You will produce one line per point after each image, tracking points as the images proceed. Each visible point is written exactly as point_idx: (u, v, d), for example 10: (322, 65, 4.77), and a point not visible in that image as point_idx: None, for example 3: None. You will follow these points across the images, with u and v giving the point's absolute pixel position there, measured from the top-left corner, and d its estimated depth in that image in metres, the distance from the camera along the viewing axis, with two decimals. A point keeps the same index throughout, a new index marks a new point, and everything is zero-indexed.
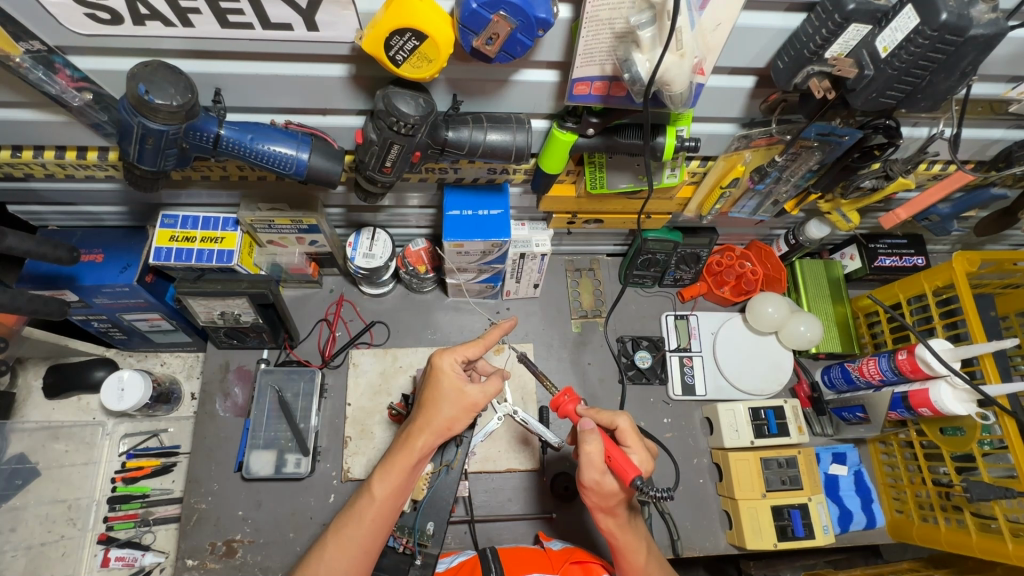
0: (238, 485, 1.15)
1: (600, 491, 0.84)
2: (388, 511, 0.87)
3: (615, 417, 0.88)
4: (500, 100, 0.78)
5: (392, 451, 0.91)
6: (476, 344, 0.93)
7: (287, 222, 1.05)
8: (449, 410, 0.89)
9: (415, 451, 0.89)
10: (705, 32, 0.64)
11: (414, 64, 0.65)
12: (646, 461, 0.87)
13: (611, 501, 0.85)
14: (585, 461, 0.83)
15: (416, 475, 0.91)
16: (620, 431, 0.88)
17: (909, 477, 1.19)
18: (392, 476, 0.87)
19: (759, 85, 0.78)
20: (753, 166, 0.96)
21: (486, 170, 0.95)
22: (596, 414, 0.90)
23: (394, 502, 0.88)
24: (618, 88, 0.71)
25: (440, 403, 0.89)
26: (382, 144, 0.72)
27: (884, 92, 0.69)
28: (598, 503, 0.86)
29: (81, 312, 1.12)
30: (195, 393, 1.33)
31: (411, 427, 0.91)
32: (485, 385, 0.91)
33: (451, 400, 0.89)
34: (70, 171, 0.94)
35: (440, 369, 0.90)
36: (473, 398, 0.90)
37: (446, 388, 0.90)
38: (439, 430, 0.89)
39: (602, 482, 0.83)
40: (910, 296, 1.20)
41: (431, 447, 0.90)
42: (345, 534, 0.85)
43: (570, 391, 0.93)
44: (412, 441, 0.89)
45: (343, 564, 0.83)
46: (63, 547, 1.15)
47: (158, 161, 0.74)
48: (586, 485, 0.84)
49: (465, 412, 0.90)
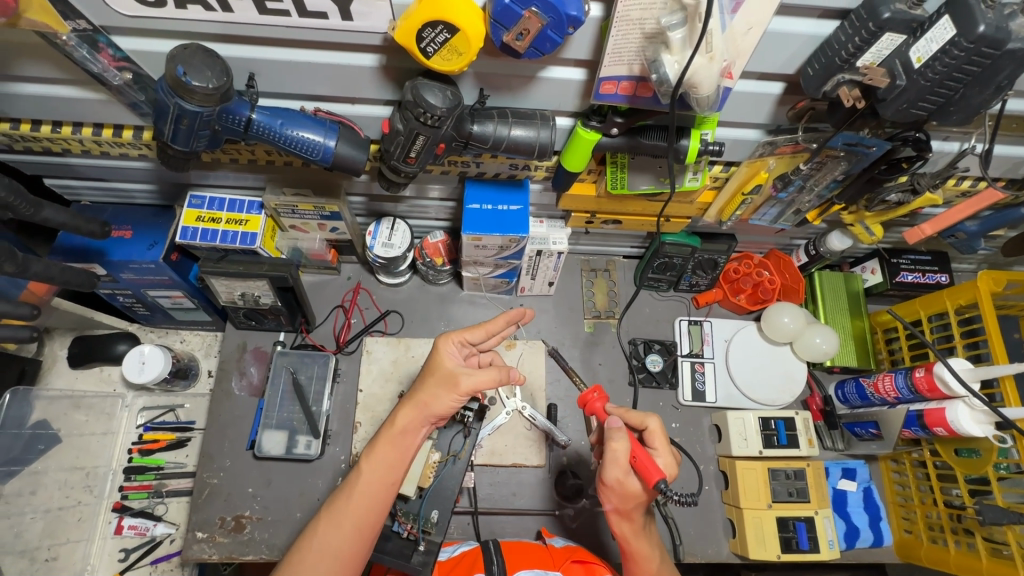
0: (250, 462, 1.18)
1: (621, 491, 0.84)
2: (379, 486, 0.86)
3: (645, 418, 0.89)
4: (526, 96, 0.78)
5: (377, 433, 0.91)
6: (479, 329, 0.96)
7: (309, 207, 1.07)
8: (433, 388, 0.90)
9: (395, 428, 0.89)
10: (736, 35, 0.63)
11: (445, 57, 0.65)
12: (671, 466, 0.86)
13: (631, 503, 0.84)
14: (609, 458, 0.83)
15: (403, 456, 0.89)
16: (649, 432, 0.88)
17: (920, 498, 1.18)
18: (375, 452, 0.87)
19: (788, 92, 0.76)
20: (776, 173, 0.94)
21: (508, 165, 0.96)
22: (625, 414, 0.91)
23: (379, 477, 0.86)
24: (645, 89, 0.70)
25: (427, 381, 0.91)
26: (409, 134, 0.73)
27: (916, 103, 0.67)
28: (616, 504, 0.86)
29: (108, 286, 1.16)
30: (211, 370, 1.38)
31: (393, 410, 0.93)
32: (476, 372, 0.90)
33: (438, 378, 0.91)
34: (105, 148, 0.96)
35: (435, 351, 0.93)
36: (460, 379, 0.89)
37: (437, 368, 0.92)
38: (419, 405, 0.90)
39: (624, 482, 0.83)
40: (931, 313, 1.18)
41: (412, 423, 0.89)
42: (335, 511, 0.84)
43: (600, 388, 0.94)
44: (394, 419, 0.90)
45: (336, 541, 0.81)
46: (79, 512, 1.22)
47: (190, 142, 0.76)
48: (607, 482, 0.84)
49: (449, 392, 0.89)
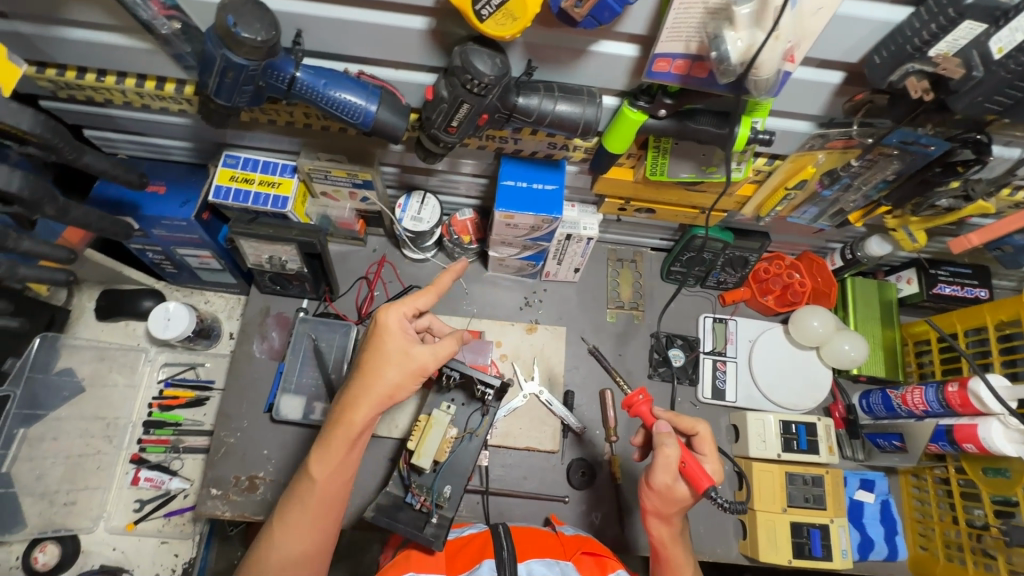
0: (266, 425, 1.19)
1: (666, 496, 0.83)
2: (338, 487, 0.82)
3: (695, 423, 0.90)
4: (575, 71, 0.77)
5: (328, 430, 0.84)
6: (427, 293, 0.89)
7: (343, 173, 1.06)
8: (394, 374, 0.83)
9: (354, 426, 0.82)
10: (804, 15, 0.60)
11: (498, 21, 0.63)
12: (718, 473, 0.87)
13: (673, 507, 0.83)
14: (658, 462, 0.82)
15: (359, 453, 0.85)
16: (698, 437, 0.89)
17: (939, 515, 1.15)
18: (330, 456, 0.81)
19: (847, 82, 0.73)
20: (825, 169, 0.90)
21: (547, 142, 0.93)
22: (676, 419, 0.92)
23: (340, 481, 0.82)
24: (700, 68, 0.67)
25: (385, 365, 0.83)
26: (453, 102, 0.72)
27: (991, 96, 0.65)
28: (657, 507, 0.85)
29: (139, 241, 1.18)
30: (233, 332, 1.40)
31: (347, 403, 0.84)
32: (436, 347, 0.86)
33: (398, 362, 0.84)
34: (147, 101, 0.96)
35: (385, 327, 0.85)
36: (424, 361, 0.85)
37: (393, 349, 0.85)
38: (380, 397, 0.83)
39: (672, 488, 0.82)
40: (968, 328, 1.15)
41: (370, 416, 0.83)
42: (290, 519, 0.80)
43: (645, 392, 0.94)
44: (351, 416, 0.82)
45: (297, 548, 0.79)
46: (98, 461, 1.26)
47: (233, 96, 0.76)
48: (653, 486, 0.83)
49: (412, 377, 0.85)
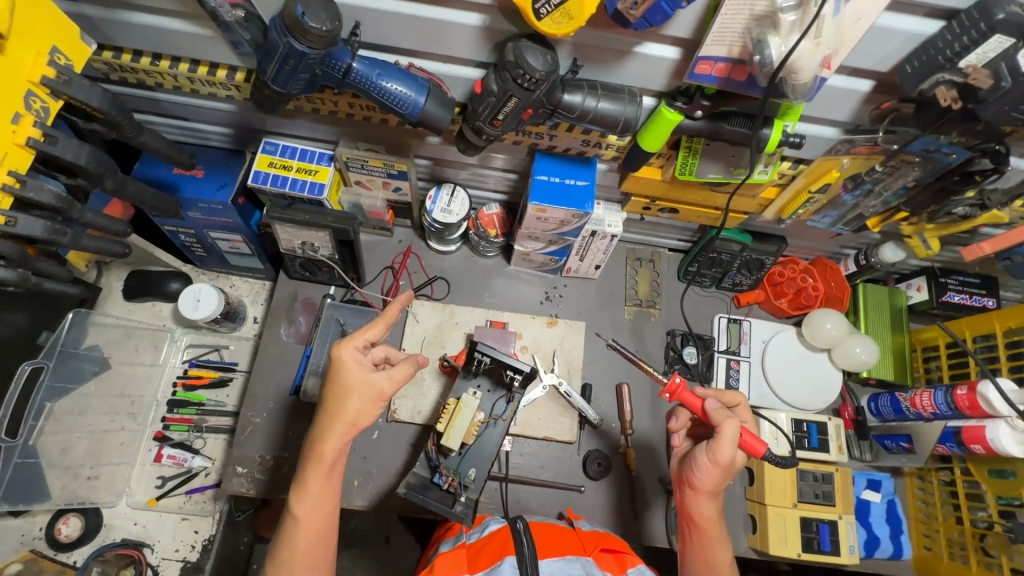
0: (292, 406, 1.22)
1: (729, 468, 0.91)
2: (321, 519, 0.85)
3: (737, 396, 1.00)
4: (617, 70, 0.80)
5: (301, 469, 0.86)
6: (377, 322, 0.91)
7: (379, 163, 1.10)
8: (357, 404, 0.86)
9: (325, 460, 0.85)
10: (844, 23, 0.64)
11: (555, 20, 0.67)
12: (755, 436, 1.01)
13: (730, 478, 0.93)
14: (724, 439, 0.90)
15: (337, 480, 0.88)
16: (740, 409, 1.00)
17: (943, 516, 1.18)
18: (309, 490, 0.84)
19: (876, 90, 0.77)
20: (848, 173, 0.94)
21: (581, 140, 0.96)
22: (718, 394, 1.01)
23: (324, 510, 0.85)
24: (739, 72, 0.71)
25: (347, 397, 0.85)
26: (502, 95, 0.76)
27: (1016, 107, 0.68)
28: (716, 482, 0.92)
29: (173, 223, 1.21)
30: (257, 317, 1.43)
31: (316, 439, 0.86)
32: (393, 372, 0.88)
33: (359, 391, 0.86)
34: (196, 86, 1.00)
35: (342, 362, 0.86)
36: (382, 387, 0.87)
37: (352, 380, 0.86)
38: (346, 427, 0.85)
39: (734, 460, 0.91)
40: (977, 334, 1.20)
41: (340, 448, 0.86)
42: (283, 560, 0.82)
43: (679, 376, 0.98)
44: (320, 450, 0.85)
45: None
46: (122, 437, 1.29)
47: (289, 83, 0.80)
48: (719, 461, 0.90)
49: (374, 403, 0.87)
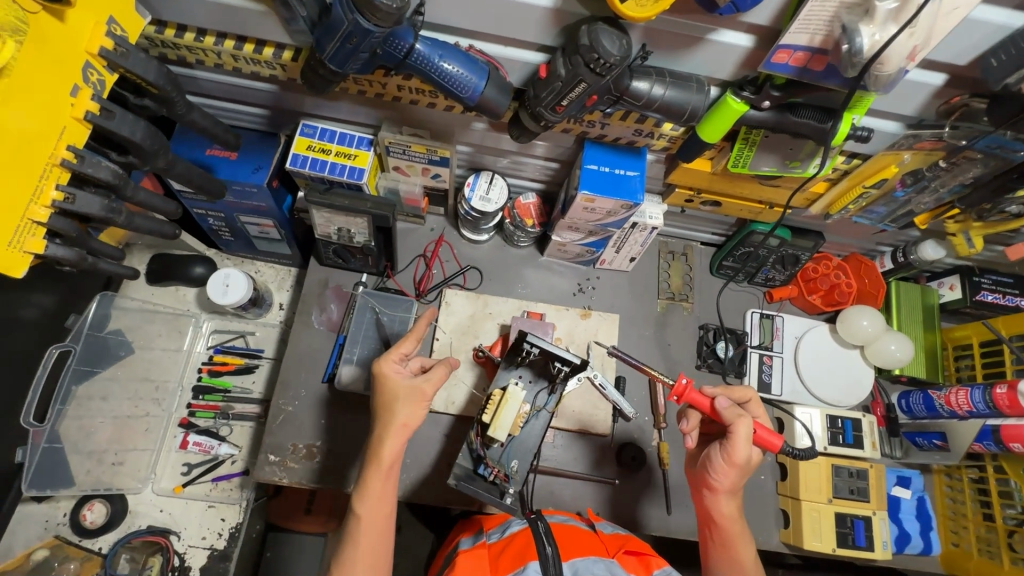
0: (324, 395, 1.20)
1: (746, 466, 0.92)
2: (381, 518, 0.86)
3: (747, 391, 1.00)
4: (686, 58, 0.79)
5: (359, 476, 0.88)
6: (409, 339, 0.98)
7: (422, 149, 1.08)
8: (404, 410, 0.90)
9: (383, 462, 0.88)
10: (940, 12, 0.63)
11: (641, 2, 0.65)
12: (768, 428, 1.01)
13: (748, 474, 0.94)
14: (738, 438, 0.91)
15: (394, 483, 0.89)
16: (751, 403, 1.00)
17: (973, 513, 1.19)
18: (369, 491, 0.86)
19: (949, 84, 0.76)
20: (908, 168, 0.93)
21: (633, 129, 0.95)
22: (728, 391, 1.01)
23: (384, 509, 0.86)
24: (819, 62, 0.70)
25: (394, 405, 0.90)
26: (571, 80, 0.74)
27: None
28: (734, 480, 0.93)
29: (202, 205, 1.18)
30: (282, 303, 1.41)
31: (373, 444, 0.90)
32: (429, 374, 0.93)
33: (404, 397, 0.90)
34: (239, 65, 0.97)
35: (385, 374, 0.92)
36: (422, 389, 0.92)
37: (396, 388, 0.92)
38: (399, 431, 0.89)
39: (750, 457, 0.92)
40: (1013, 333, 1.20)
41: (397, 451, 0.89)
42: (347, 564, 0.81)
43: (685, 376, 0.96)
44: (379, 453, 0.88)
45: None
46: (146, 423, 1.27)
47: (346, 62, 0.78)
48: (735, 461, 0.91)
49: (420, 406, 0.91)
